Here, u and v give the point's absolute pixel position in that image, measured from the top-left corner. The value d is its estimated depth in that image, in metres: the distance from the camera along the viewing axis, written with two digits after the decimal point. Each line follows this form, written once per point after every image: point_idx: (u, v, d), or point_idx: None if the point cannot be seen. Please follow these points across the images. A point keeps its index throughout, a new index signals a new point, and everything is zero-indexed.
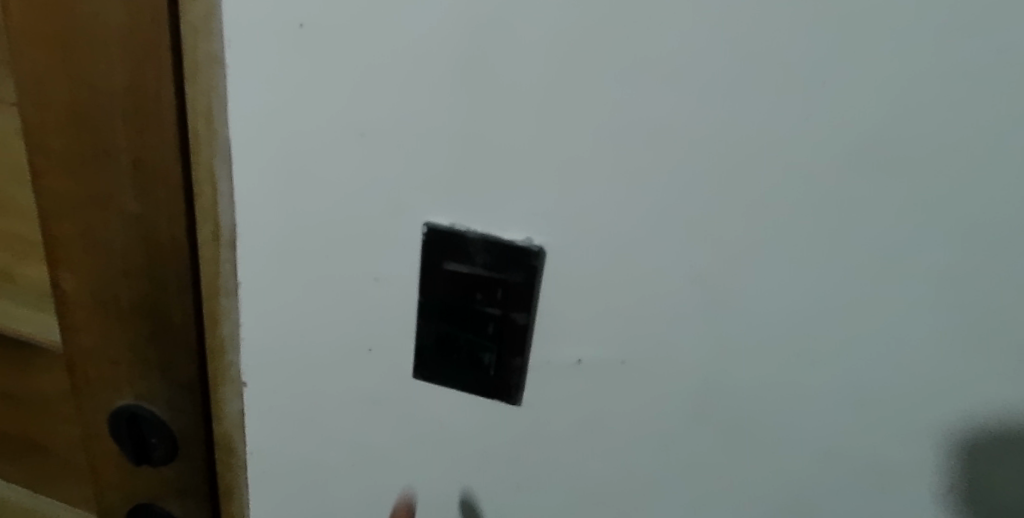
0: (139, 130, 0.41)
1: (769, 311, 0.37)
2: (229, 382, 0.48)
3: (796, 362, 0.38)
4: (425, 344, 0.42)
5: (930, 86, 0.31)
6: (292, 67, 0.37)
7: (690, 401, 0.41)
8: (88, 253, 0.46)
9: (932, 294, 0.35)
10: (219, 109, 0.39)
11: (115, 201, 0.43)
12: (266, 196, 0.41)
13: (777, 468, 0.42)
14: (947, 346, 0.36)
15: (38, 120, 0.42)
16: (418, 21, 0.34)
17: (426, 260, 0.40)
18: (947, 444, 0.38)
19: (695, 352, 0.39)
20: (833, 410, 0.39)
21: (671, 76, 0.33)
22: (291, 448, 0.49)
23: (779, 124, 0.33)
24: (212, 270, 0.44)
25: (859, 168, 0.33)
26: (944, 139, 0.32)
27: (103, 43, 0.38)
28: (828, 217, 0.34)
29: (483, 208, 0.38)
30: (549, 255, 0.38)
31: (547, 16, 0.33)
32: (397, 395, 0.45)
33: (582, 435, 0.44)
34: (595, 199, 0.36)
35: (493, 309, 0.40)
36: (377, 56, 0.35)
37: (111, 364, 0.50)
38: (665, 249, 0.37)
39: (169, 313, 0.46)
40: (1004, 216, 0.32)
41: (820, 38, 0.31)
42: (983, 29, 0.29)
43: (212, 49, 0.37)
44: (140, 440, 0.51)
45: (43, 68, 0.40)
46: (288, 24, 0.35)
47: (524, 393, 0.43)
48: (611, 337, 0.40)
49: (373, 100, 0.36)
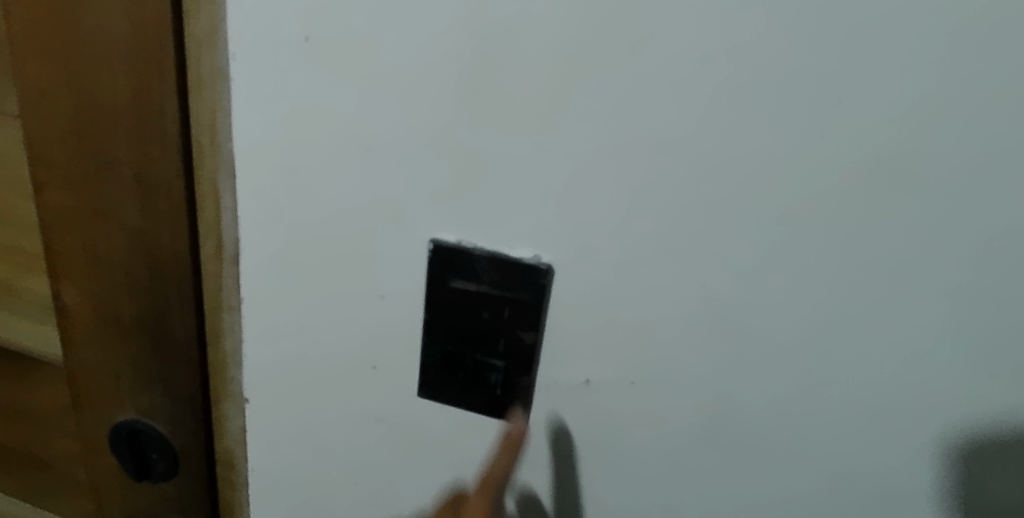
0: (142, 144, 0.40)
1: (779, 331, 0.36)
2: (230, 397, 0.47)
3: (806, 383, 0.37)
4: (429, 363, 0.41)
5: (945, 99, 0.30)
6: (292, 82, 0.36)
7: (698, 422, 0.40)
8: (89, 266, 0.45)
9: (944, 312, 0.34)
10: (223, 122, 0.38)
11: (119, 214, 0.43)
12: (266, 210, 0.40)
13: (788, 490, 0.41)
14: (958, 366, 0.35)
15: (39, 132, 0.42)
16: (423, 33, 0.33)
17: (432, 277, 0.39)
18: (962, 466, 0.37)
19: (704, 372, 0.38)
20: (845, 431, 0.38)
21: (676, 93, 0.32)
22: (292, 465, 0.48)
23: (790, 140, 0.32)
24: (215, 284, 0.43)
25: (872, 186, 0.32)
26: (958, 154, 0.31)
27: (107, 55, 0.38)
28: (839, 234, 0.33)
29: (488, 225, 0.37)
30: (556, 273, 0.37)
31: (551, 32, 0.32)
32: (399, 413, 0.44)
33: (587, 457, 0.43)
34: (601, 219, 0.35)
35: (500, 327, 0.39)
36: (382, 69, 0.34)
37: (112, 380, 0.49)
38: (674, 268, 0.36)
39: (171, 327, 0.45)
40: (1016, 229, 0.31)
41: (831, 52, 0.30)
42: (997, 42, 0.28)
43: (215, 62, 0.37)
44: (141, 457, 0.51)
45: (44, 80, 0.40)
46: (292, 37, 0.35)
47: (530, 415, 0.42)
48: (618, 356, 0.39)
49: (376, 114, 0.36)
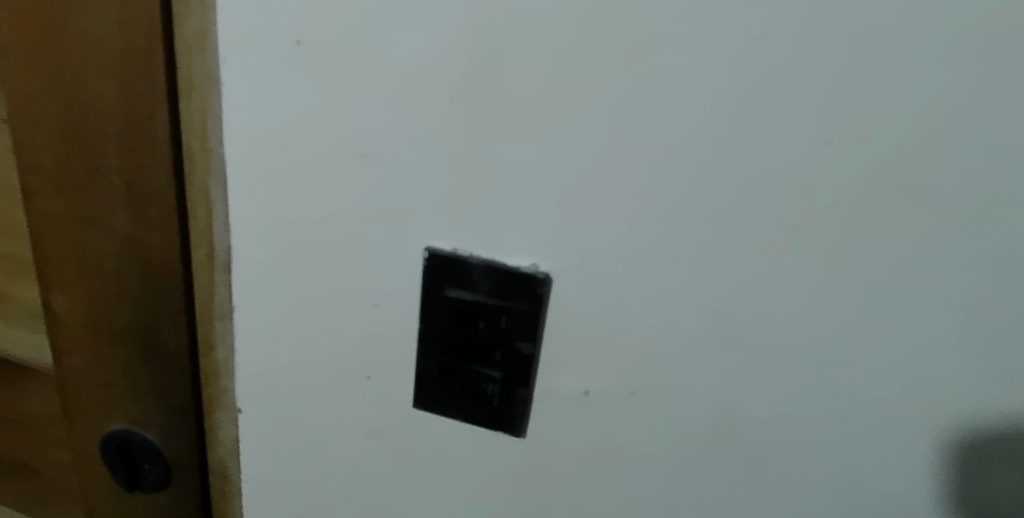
0: (132, 150, 0.39)
1: (783, 343, 0.35)
2: (223, 406, 0.46)
3: (811, 396, 0.36)
4: (425, 374, 0.40)
5: (954, 104, 0.29)
6: (284, 87, 0.35)
7: (700, 434, 0.39)
8: (80, 273, 0.44)
9: (952, 322, 0.33)
10: (215, 128, 0.38)
11: (109, 222, 0.42)
12: (259, 218, 0.39)
13: (793, 503, 0.40)
14: (967, 379, 0.34)
15: (28, 137, 0.41)
16: (417, 37, 0.32)
17: (428, 286, 0.38)
18: (971, 478, 0.36)
19: (706, 384, 0.37)
20: (851, 443, 0.37)
21: (677, 98, 0.31)
22: (286, 475, 0.47)
23: (794, 147, 0.31)
24: (208, 292, 0.42)
25: (880, 194, 0.31)
26: (968, 161, 0.30)
27: (96, 59, 0.37)
28: (844, 243, 0.32)
29: (484, 234, 0.36)
30: (555, 283, 0.37)
31: (549, 35, 0.31)
32: (395, 424, 0.43)
33: (586, 470, 0.42)
34: (600, 227, 0.35)
35: (497, 337, 0.38)
36: (376, 73, 0.34)
37: (103, 389, 0.48)
38: (675, 277, 0.35)
39: (162, 335, 0.45)
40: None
41: (837, 55, 0.29)
42: (1006, 44, 0.27)
43: (206, 66, 0.36)
44: (133, 467, 0.50)
45: (34, 86, 0.39)
46: (285, 41, 0.34)
47: (528, 427, 0.41)
48: (618, 367, 0.38)
49: (370, 119, 0.35)
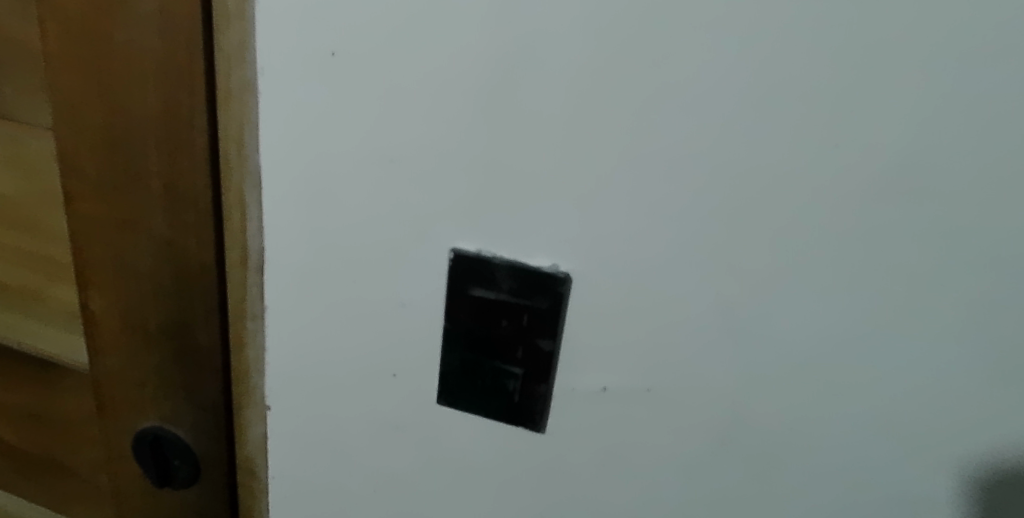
0: (170, 156, 0.41)
1: (796, 342, 0.37)
2: (252, 404, 0.48)
3: (824, 393, 0.38)
4: (449, 371, 0.42)
5: (951, 111, 0.31)
6: (319, 96, 0.37)
7: (716, 429, 0.40)
8: (118, 274, 0.47)
9: (955, 319, 0.34)
10: (250, 134, 0.39)
11: (147, 223, 0.44)
12: (290, 221, 0.41)
13: (808, 497, 0.41)
14: (973, 378, 0.35)
15: (70, 143, 0.44)
16: (445, 47, 0.34)
17: (453, 287, 0.40)
18: (978, 472, 0.37)
19: (722, 382, 0.39)
20: (862, 437, 0.38)
21: (692, 105, 0.33)
22: (313, 470, 0.49)
23: (805, 154, 0.33)
24: (239, 294, 0.44)
25: (887, 197, 0.33)
26: (970, 167, 0.31)
27: (140, 70, 0.40)
28: (852, 243, 0.34)
29: (510, 235, 0.38)
30: (574, 282, 0.38)
31: (574, 47, 0.33)
32: (418, 420, 0.45)
33: (605, 464, 0.43)
34: (621, 229, 0.36)
35: (519, 333, 0.40)
36: (406, 82, 0.35)
37: (137, 387, 0.50)
38: (690, 278, 0.37)
39: (195, 334, 0.47)
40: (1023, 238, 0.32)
41: (845, 65, 0.31)
42: (1001, 57, 0.29)
43: (244, 76, 0.38)
44: (164, 463, 0.52)
45: (79, 94, 0.42)
46: (320, 52, 0.36)
47: (548, 422, 0.43)
48: (635, 364, 0.40)
49: (399, 125, 0.37)
